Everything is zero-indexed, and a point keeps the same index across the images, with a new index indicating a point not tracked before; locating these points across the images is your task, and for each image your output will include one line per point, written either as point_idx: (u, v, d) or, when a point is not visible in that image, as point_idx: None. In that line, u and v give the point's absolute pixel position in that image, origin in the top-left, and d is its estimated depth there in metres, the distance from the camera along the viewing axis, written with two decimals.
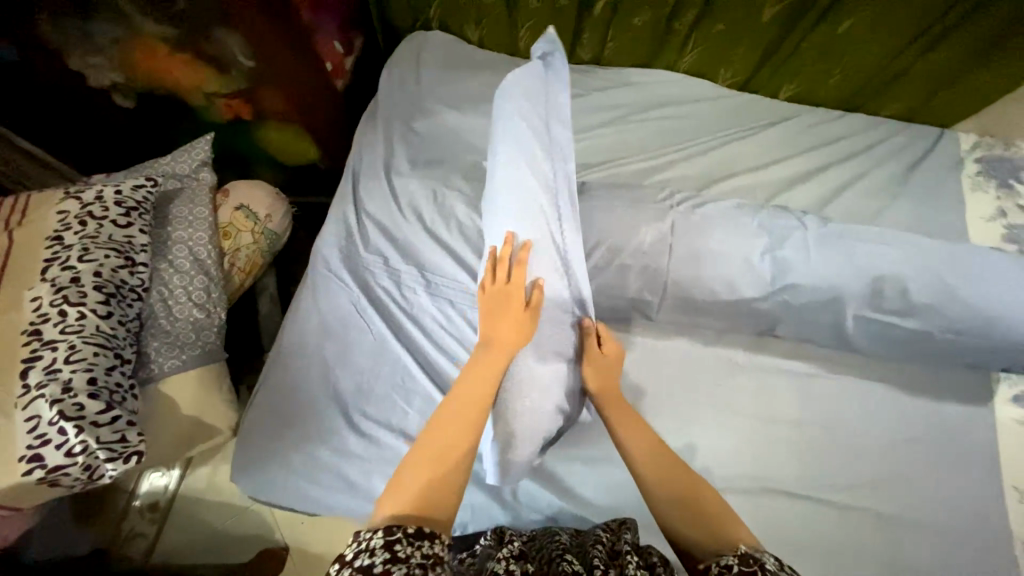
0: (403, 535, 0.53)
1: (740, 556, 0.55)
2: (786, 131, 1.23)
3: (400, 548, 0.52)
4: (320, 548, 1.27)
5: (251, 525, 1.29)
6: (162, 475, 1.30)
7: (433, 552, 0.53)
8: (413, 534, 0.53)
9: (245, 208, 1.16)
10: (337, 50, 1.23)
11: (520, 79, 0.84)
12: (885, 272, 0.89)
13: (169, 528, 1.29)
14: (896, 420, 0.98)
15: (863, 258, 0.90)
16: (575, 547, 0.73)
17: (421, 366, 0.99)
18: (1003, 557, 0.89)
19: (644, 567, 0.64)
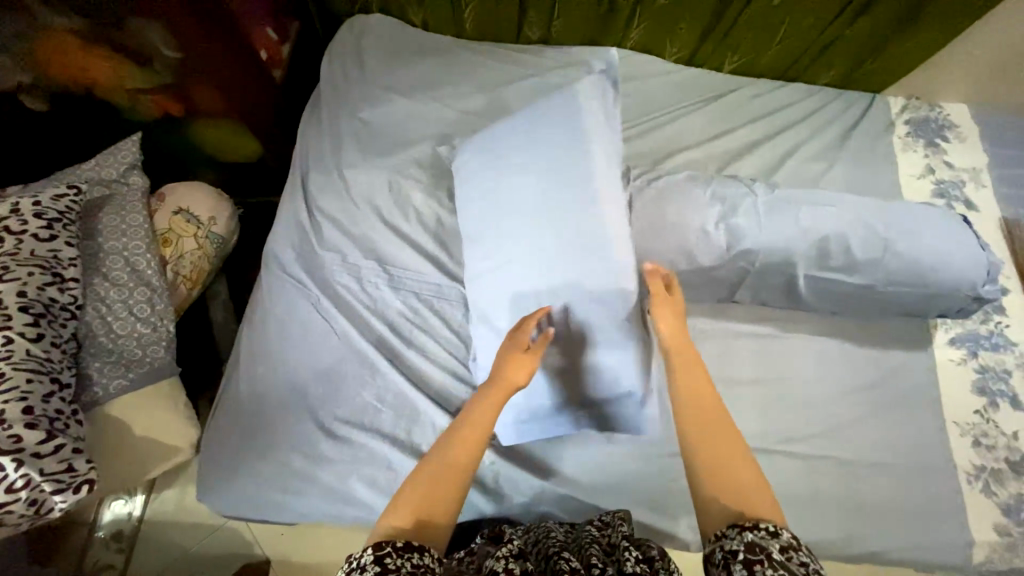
0: (392, 549, 0.55)
1: (747, 542, 0.55)
2: (733, 103, 1.27)
3: (390, 561, 0.54)
4: (303, 557, 1.23)
5: (227, 543, 1.24)
6: (125, 502, 1.23)
7: (422, 564, 0.55)
8: (402, 546, 0.55)
9: (185, 212, 1.09)
10: (271, 38, 1.15)
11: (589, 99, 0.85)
12: (831, 232, 0.93)
13: (137, 557, 1.22)
14: (849, 371, 1.04)
15: (812, 220, 0.94)
16: (571, 544, 0.74)
17: (390, 361, 0.97)
18: (946, 486, 0.97)
19: (642, 562, 0.65)
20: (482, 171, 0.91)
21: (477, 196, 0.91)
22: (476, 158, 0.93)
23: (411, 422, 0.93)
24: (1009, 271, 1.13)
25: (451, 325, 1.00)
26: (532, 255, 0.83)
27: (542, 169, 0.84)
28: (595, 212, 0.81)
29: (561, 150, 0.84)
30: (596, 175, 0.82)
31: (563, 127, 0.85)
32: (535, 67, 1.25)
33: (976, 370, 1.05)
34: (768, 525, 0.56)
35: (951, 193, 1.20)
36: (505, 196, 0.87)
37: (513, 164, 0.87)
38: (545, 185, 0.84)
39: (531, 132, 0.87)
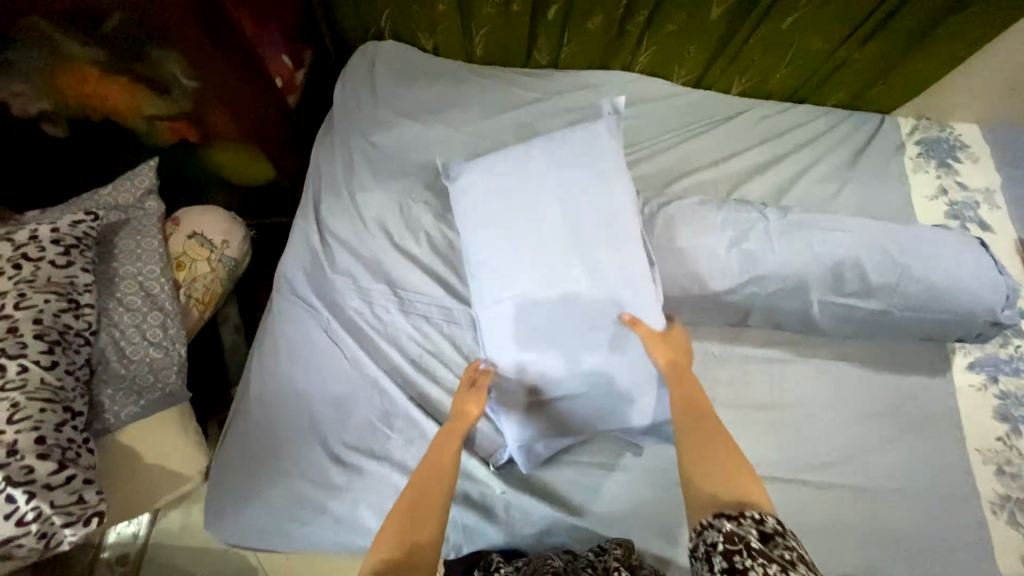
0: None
1: (728, 532, 0.59)
2: (742, 125, 1.27)
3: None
4: None
5: (231, 568, 1.22)
6: (130, 523, 1.22)
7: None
8: None
9: (199, 235, 1.09)
10: (286, 64, 1.17)
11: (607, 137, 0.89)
12: (845, 257, 0.92)
13: None
14: (866, 396, 1.02)
15: (826, 244, 0.93)
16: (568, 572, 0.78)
17: (400, 387, 0.96)
18: (969, 517, 0.94)
19: None
20: (496, 183, 0.89)
21: (490, 207, 0.89)
22: (487, 169, 0.91)
23: (421, 448, 0.92)
24: None
25: (462, 350, 1.00)
26: (559, 272, 0.85)
27: (560, 198, 0.86)
28: (624, 240, 0.85)
29: (590, 178, 0.87)
30: (624, 206, 0.87)
31: (595, 155, 0.88)
32: (544, 91, 1.26)
33: (997, 396, 1.03)
34: (752, 513, 0.60)
35: (965, 214, 1.19)
36: (528, 211, 0.87)
37: (538, 182, 0.87)
38: (571, 208, 0.86)
39: (558, 154, 0.88)
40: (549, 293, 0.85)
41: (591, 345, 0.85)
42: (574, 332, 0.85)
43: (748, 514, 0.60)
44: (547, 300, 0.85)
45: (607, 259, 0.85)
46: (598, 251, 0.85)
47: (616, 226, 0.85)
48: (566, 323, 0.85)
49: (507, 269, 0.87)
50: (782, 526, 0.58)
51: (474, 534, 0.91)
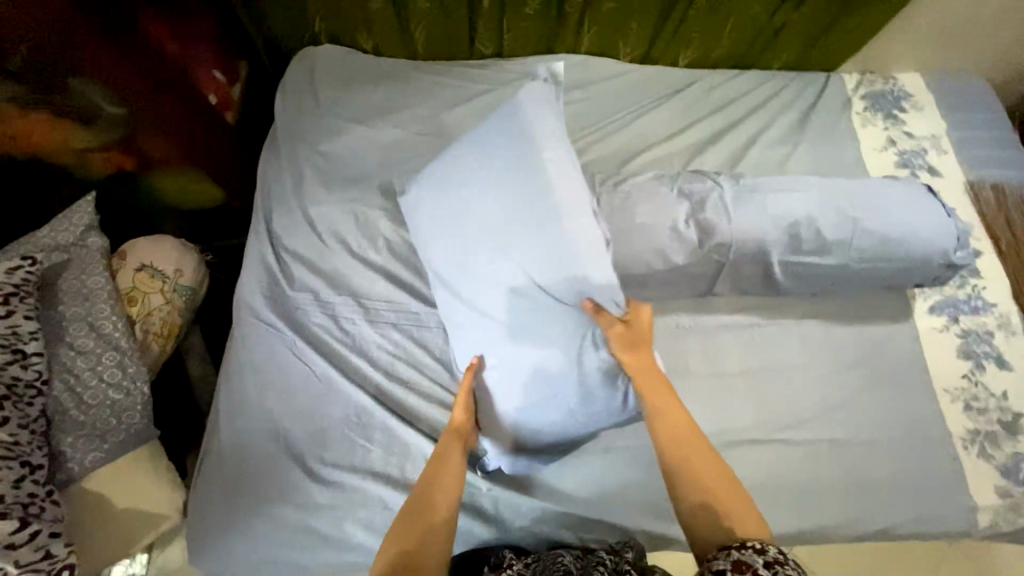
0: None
1: (734, 561, 0.58)
2: (692, 97, 1.27)
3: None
4: None
5: None
6: None
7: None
8: None
9: (148, 267, 1.06)
10: (219, 80, 1.13)
11: (533, 106, 0.83)
12: (800, 217, 0.93)
13: None
14: (835, 350, 1.04)
15: (781, 208, 0.94)
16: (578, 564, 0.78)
17: (375, 398, 0.94)
18: (942, 454, 0.98)
19: None
20: (446, 202, 0.90)
21: (444, 226, 0.90)
22: (439, 188, 0.91)
23: (402, 458, 0.91)
24: (980, 233, 1.14)
25: (434, 353, 0.99)
26: (504, 284, 0.82)
27: (501, 182, 0.83)
28: (564, 244, 0.79)
29: (528, 181, 0.81)
30: (564, 206, 0.79)
31: (525, 155, 0.81)
32: (491, 82, 1.24)
33: (959, 335, 1.06)
34: (754, 544, 0.60)
35: (914, 162, 1.21)
36: (474, 225, 0.85)
37: (481, 174, 0.85)
38: (512, 194, 0.82)
39: (495, 161, 0.84)
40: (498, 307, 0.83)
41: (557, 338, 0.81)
42: (526, 343, 0.82)
43: (750, 546, 0.60)
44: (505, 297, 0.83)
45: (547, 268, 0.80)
46: (538, 260, 0.80)
47: (556, 228, 0.79)
48: (515, 335, 0.83)
49: (460, 287, 0.88)
50: (783, 555, 0.59)
51: (464, 536, 0.90)
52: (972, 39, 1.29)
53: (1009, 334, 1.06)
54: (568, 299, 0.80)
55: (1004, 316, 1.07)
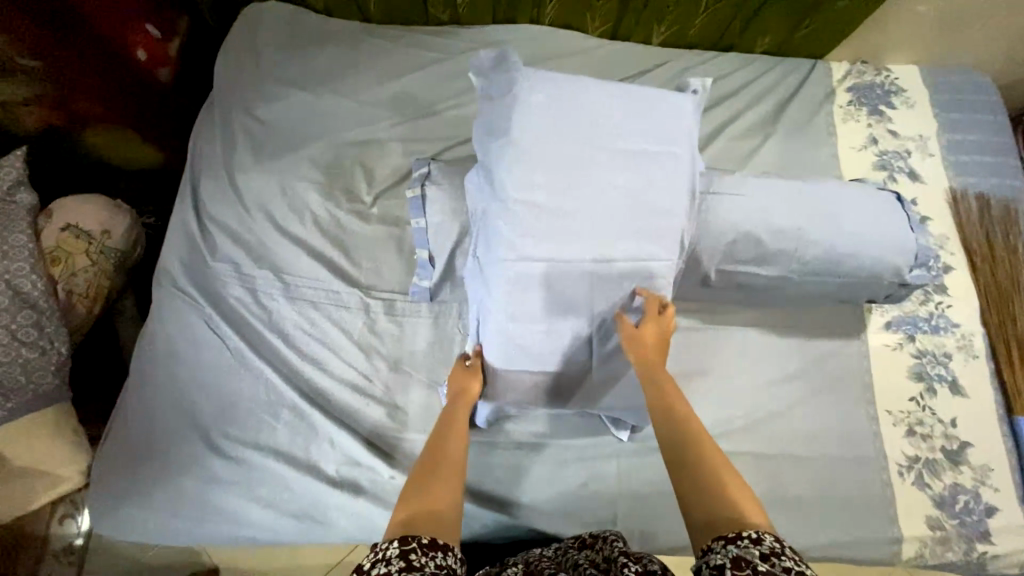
0: (417, 545, 0.54)
1: (732, 556, 0.51)
2: (663, 78, 1.18)
3: (416, 557, 0.53)
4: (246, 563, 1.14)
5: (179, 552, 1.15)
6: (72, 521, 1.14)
7: (445, 564, 0.54)
8: (427, 544, 0.55)
9: (73, 227, 1.04)
10: (152, 34, 1.07)
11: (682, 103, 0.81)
12: (743, 231, 0.86)
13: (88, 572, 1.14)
14: (776, 361, 0.98)
15: (725, 219, 0.86)
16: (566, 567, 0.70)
17: (285, 377, 0.92)
18: (873, 479, 0.92)
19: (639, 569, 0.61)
20: (558, 124, 0.76)
21: (543, 151, 0.76)
22: (541, 113, 0.76)
23: (307, 438, 0.89)
24: (954, 247, 1.06)
25: (352, 335, 0.96)
26: (565, 247, 0.77)
27: (606, 157, 0.77)
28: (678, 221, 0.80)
29: (664, 142, 0.79)
30: (688, 181, 0.80)
31: (649, 132, 0.79)
32: (446, 51, 1.17)
33: (914, 355, 0.99)
34: (749, 533, 0.53)
35: (894, 165, 1.12)
36: (564, 179, 0.76)
37: (595, 129, 0.77)
38: (607, 169, 0.77)
39: (635, 109, 0.79)
40: (551, 268, 0.77)
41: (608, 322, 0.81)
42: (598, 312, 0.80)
43: (747, 536, 0.53)
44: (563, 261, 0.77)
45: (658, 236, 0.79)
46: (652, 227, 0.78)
47: (675, 206, 0.79)
48: (610, 294, 0.79)
49: (554, 224, 0.76)
50: (780, 543, 0.52)
51: (364, 523, 0.86)
52: (981, 30, 1.16)
53: (969, 357, 0.99)
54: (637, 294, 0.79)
55: (966, 338, 1.00)
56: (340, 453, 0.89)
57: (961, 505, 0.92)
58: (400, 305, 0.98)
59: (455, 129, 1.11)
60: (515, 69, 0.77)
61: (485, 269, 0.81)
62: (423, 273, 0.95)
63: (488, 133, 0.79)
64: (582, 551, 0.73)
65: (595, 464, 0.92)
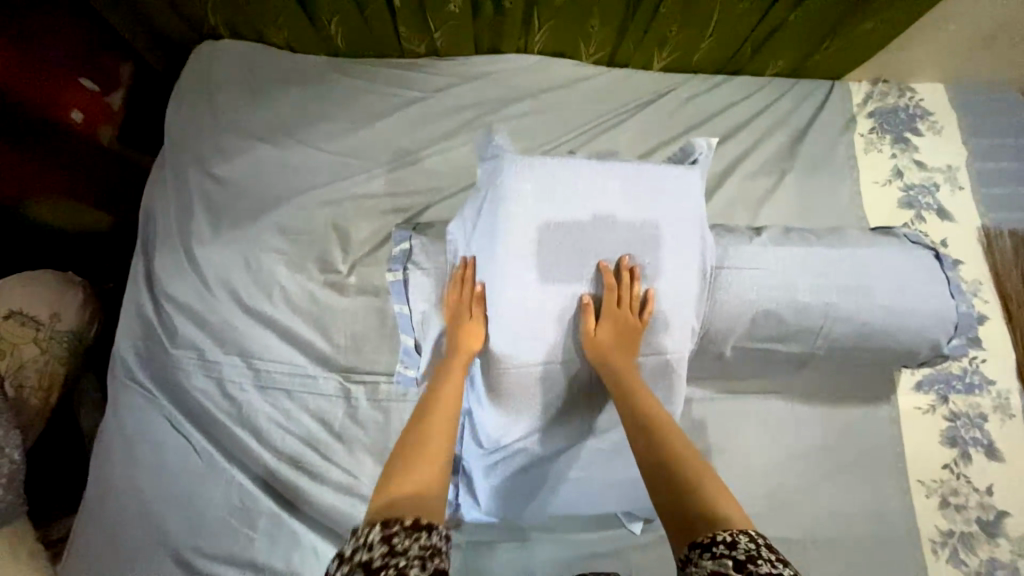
0: (401, 528, 0.47)
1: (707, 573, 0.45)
2: (667, 109, 1.06)
3: (399, 541, 0.45)
4: None
5: None
6: None
7: (433, 543, 0.47)
8: (411, 525, 0.47)
9: (18, 314, 0.93)
10: (88, 89, 0.96)
11: (678, 177, 0.73)
12: (766, 308, 0.78)
13: None
14: (797, 432, 0.91)
15: (743, 297, 0.77)
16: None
17: (261, 481, 0.83)
18: (910, 559, 0.85)
19: None
20: (551, 219, 0.68)
21: (534, 242, 0.68)
22: (524, 198, 0.68)
23: (288, 547, 0.81)
24: (988, 294, 0.97)
25: (331, 425, 0.87)
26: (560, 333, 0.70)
27: (600, 235, 0.70)
28: (685, 310, 0.73)
29: (670, 232, 0.71)
30: (697, 269, 0.73)
31: (646, 204, 0.71)
32: (424, 89, 1.05)
33: (947, 418, 0.92)
34: (723, 535, 0.47)
35: (921, 200, 1.02)
36: (555, 259, 0.69)
37: (585, 205, 0.69)
38: (602, 245, 0.70)
39: (638, 198, 0.71)
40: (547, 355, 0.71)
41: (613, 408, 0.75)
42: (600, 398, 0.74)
43: (720, 539, 0.47)
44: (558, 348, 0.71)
45: (661, 331, 0.72)
46: (650, 324, 0.72)
47: (682, 296, 0.73)
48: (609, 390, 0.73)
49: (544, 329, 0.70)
50: (757, 545, 0.46)
51: None
52: (1016, 48, 1.05)
53: (1006, 418, 0.92)
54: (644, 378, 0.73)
55: (1002, 397, 0.92)
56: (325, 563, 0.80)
57: None
58: (383, 388, 0.89)
59: (438, 182, 1.00)
60: (503, 156, 0.69)
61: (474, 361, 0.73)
62: (409, 360, 0.85)
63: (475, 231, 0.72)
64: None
65: (607, 561, 0.84)
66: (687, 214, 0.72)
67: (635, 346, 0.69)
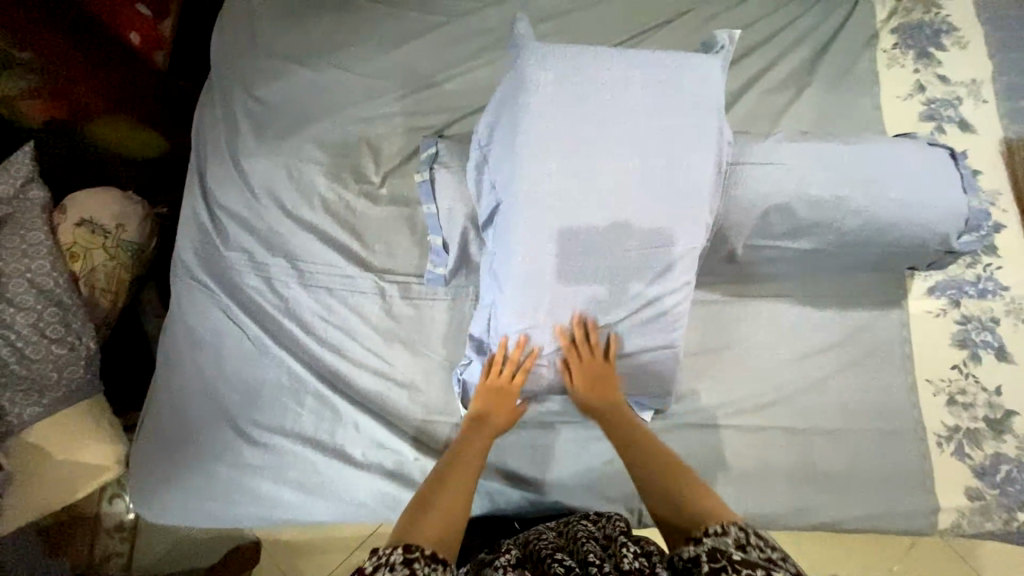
0: (420, 555, 0.58)
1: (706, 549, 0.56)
2: (687, 28, 1.08)
3: (419, 565, 0.57)
4: (290, 536, 1.27)
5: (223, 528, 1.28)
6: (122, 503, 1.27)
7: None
8: (429, 555, 0.59)
9: (88, 223, 1.03)
10: (144, 16, 1.08)
11: (697, 65, 0.76)
12: (777, 204, 0.81)
13: (141, 544, 1.27)
14: (809, 333, 0.94)
15: (756, 191, 0.81)
16: (569, 545, 0.72)
17: (307, 365, 0.92)
18: (912, 450, 0.89)
19: (642, 556, 0.65)
20: (570, 102, 0.73)
21: (552, 121, 0.73)
22: (546, 83, 0.74)
23: (333, 423, 0.91)
24: (1007, 204, 0.98)
25: (368, 319, 0.95)
26: (575, 214, 0.74)
27: (616, 118, 0.74)
28: (701, 193, 0.75)
29: (686, 117, 0.75)
30: (714, 157, 0.76)
31: (661, 88, 0.75)
32: (450, 13, 1.09)
33: (958, 321, 0.94)
34: (717, 526, 0.59)
35: (942, 113, 1.02)
36: (573, 141, 0.73)
37: (603, 91, 0.74)
38: (619, 128, 0.74)
39: (655, 83, 0.75)
40: (562, 234, 0.74)
41: (628, 292, 0.77)
42: (616, 282, 0.76)
43: (713, 530, 0.59)
44: (572, 227, 0.74)
45: (678, 216, 0.75)
46: (666, 207, 0.74)
47: (698, 179, 0.75)
48: (624, 267, 0.76)
49: (561, 212, 0.74)
50: (745, 532, 0.58)
51: (391, 502, 0.89)
52: None
53: (1018, 322, 0.93)
54: (658, 261, 0.76)
55: (1016, 303, 0.94)
56: (365, 436, 0.90)
57: (1002, 475, 0.88)
58: (415, 287, 0.96)
59: (464, 100, 1.05)
60: (526, 47, 0.75)
61: (497, 243, 0.79)
62: (438, 259, 0.93)
63: (499, 119, 0.77)
64: (583, 524, 0.78)
65: None
66: (704, 100, 0.75)
67: (613, 381, 0.79)
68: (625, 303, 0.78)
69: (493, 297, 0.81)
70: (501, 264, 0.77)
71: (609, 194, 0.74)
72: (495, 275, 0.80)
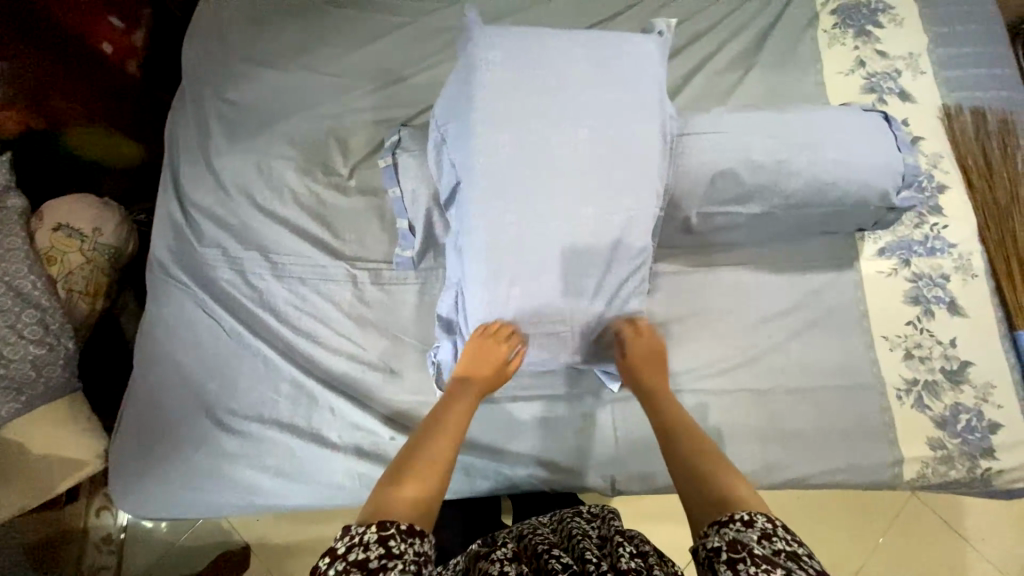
0: (397, 532, 0.57)
1: (728, 540, 0.54)
2: (638, 17, 1.14)
3: (394, 543, 0.55)
4: (279, 538, 1.26)
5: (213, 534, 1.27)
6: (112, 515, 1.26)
7: (423, 550, 0.57)
8: (405, 530, 0.57)
9: (65, 227, 1.05)
10: (115, 27, 1.11)
11: (639, 44, 0.81)
12: (722, 168, 0.85)
13: (129, 557, 1.25)
14: (768, 297, 0.97)
15: (703, 160, 0.85)
16: (563, 543, 0.71)
17: (282, 352, 0.94)
18: (873, 405, 0.92)
19: (638, 555, 0.62)
20: (518, 83, 0.77)
21: (502, 102, 0.77)
22: (494, 67, 0.78)
23: (309, 408, 0.92)
24: (949, 166, 1.02)
25: (341, 305, 0.97)
26: (530, 189, 0.77)
27: (564, 96, 0.78)
28: (652, 164, 0.78)
29: (631, 91, 0.79)
30: (660, 126, 0.79)
31: (602, 66, 0.79)
32: (411, 13, 1.14)
33: (910, 279, 0.97)
34: (741, 514, 0.56)
35: (883, 86, 1.08)
36: (523, 120, 0.77)
37: (550, 72, 0.78)
38: (567, 105, 0.78)
39: (598, 62, 0.79)
40: (520, 208, 0.77)
41: (590, 262, 0.79)
42: (580, 253, 0.78)
43: (737, 518, 0.56)
44: (528, 199, 0.77)
45: (630, 184, 0.78)
46: (617, 178, 0.78)
47: (647, 150, 0.78)
48: (581, 238, 0.77)
49: (518, 189, 0.77)
50: (771, 523, 0.55)
51: (369, 483, 0.90)
52: None
53: (967, 277, 0.97)
54: (614, 228, 0.78)
55: (963, 258, 0.98)
56: (340, 419, 0.92)
57: (962, 424, 0.91)
58: (386, 273, 0.99)
59: (427, 93, 1.09)
60: (474, 34, 0.80)
61: (459, 221, 0.82)
62: (406, 243, 0.97)
63: (452, 103, 0.81)
64: (577, 521, 0.75)
65: (590, 412, 0.95)
66: (647, 76, 0.80)
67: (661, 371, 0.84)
68: (589, 271, 0.79)
69: (460, 274, 0.84)
70: (466, 245, 0.80)
71: (562, 168, 0.77)
72: (461, 259, 0.82)
